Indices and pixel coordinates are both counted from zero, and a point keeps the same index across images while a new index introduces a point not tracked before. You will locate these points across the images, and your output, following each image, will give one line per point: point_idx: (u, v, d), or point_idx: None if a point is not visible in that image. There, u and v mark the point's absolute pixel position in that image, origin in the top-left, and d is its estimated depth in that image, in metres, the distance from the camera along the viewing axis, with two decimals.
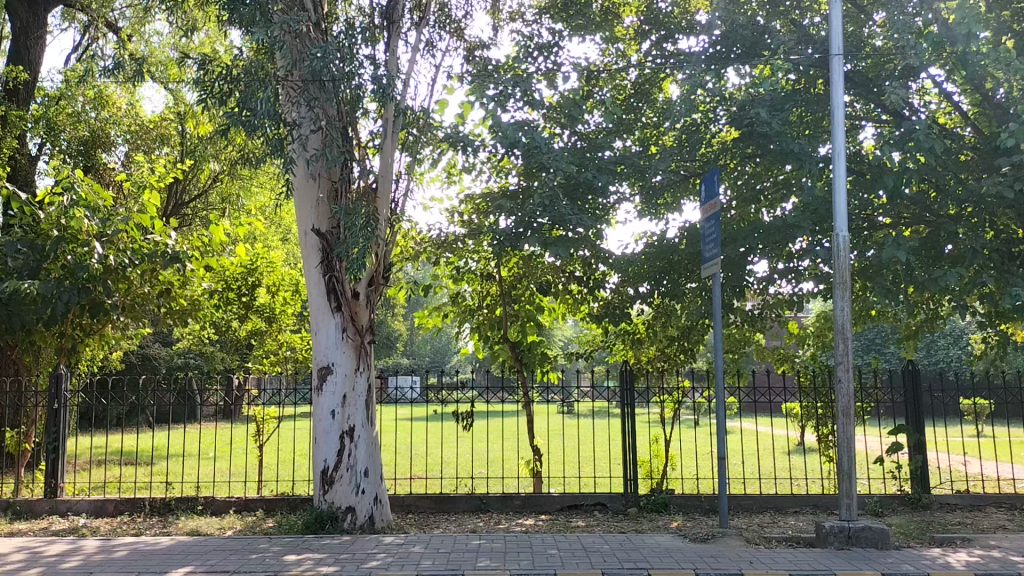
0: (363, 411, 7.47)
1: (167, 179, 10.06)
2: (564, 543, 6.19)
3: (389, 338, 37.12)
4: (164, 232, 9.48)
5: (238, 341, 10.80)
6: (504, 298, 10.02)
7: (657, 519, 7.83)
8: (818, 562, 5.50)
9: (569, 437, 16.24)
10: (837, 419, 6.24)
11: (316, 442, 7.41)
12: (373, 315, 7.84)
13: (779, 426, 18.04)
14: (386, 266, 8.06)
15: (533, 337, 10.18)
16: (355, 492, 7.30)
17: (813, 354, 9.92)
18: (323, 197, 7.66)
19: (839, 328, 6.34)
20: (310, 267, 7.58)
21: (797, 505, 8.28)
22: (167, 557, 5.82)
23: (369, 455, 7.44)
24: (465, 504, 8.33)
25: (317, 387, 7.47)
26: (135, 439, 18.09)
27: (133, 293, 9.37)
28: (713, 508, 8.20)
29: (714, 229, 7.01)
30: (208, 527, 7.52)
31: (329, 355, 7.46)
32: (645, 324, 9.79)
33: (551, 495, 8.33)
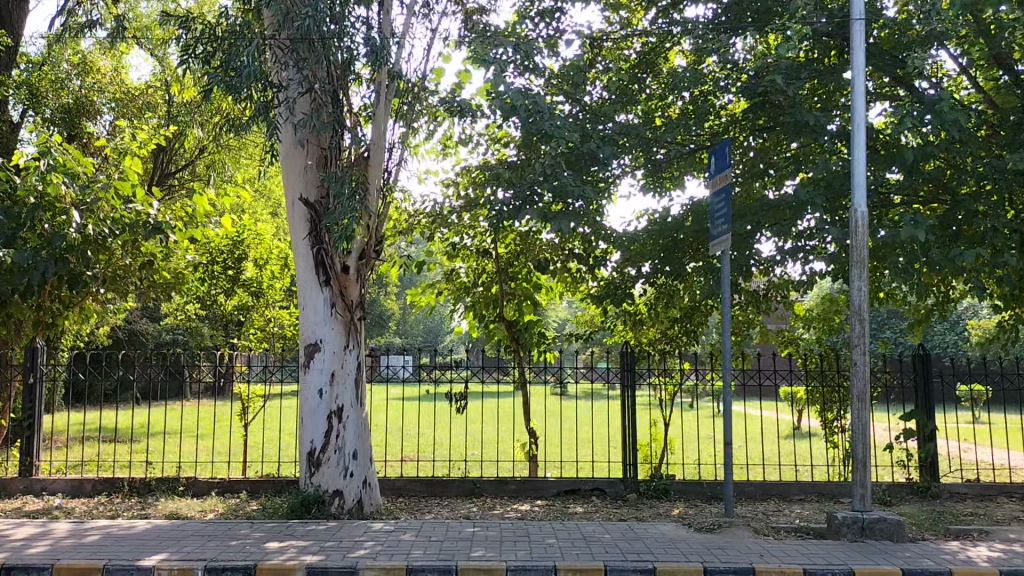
0: (352, 391, 7.13)
1: (151, 145, 9.62)
2: (563, 531, 5.88)
3: (381, 317, 36.78)
4: (146, 201, 9.08)
5: (225, 317, 10.43)
6: (500, 276, 9.65)
7: (657, 505, 7.54)
8: (833, 556, 5.20)
9: (564, 420, 15.96)
10: (851, 405, 5.94)
11: (302, 423, 7.06)
12: (363, 290, 7.48)
13: (776, 410, 17.80)
14: (378, 239, 7.69)
15: (531, 317, 9.78)
16: (343, 475, 6.97)
17: (818, 337, 9.59)
18: (312, 164, 7.28)
19: (856, 309, 6.01)
20: (297, 238, 7.21)
21: (803, 493, 8.01)
22: (141, 543, 5.47)
23: (358, 436, 7.11)
24: (458, 487, 8.02)
25: (304, 365, 7.11)
26: (121, 416, 17.76)
27: (114, 265, 8.96)
28: (716, 495, 7.91)
29: (724, 205, 6.64)
30: (189, 509, 7.19)
31: (316, 331, 7.10)
32: (647, 304, 9.47)
33: (547, 480, 8.03)
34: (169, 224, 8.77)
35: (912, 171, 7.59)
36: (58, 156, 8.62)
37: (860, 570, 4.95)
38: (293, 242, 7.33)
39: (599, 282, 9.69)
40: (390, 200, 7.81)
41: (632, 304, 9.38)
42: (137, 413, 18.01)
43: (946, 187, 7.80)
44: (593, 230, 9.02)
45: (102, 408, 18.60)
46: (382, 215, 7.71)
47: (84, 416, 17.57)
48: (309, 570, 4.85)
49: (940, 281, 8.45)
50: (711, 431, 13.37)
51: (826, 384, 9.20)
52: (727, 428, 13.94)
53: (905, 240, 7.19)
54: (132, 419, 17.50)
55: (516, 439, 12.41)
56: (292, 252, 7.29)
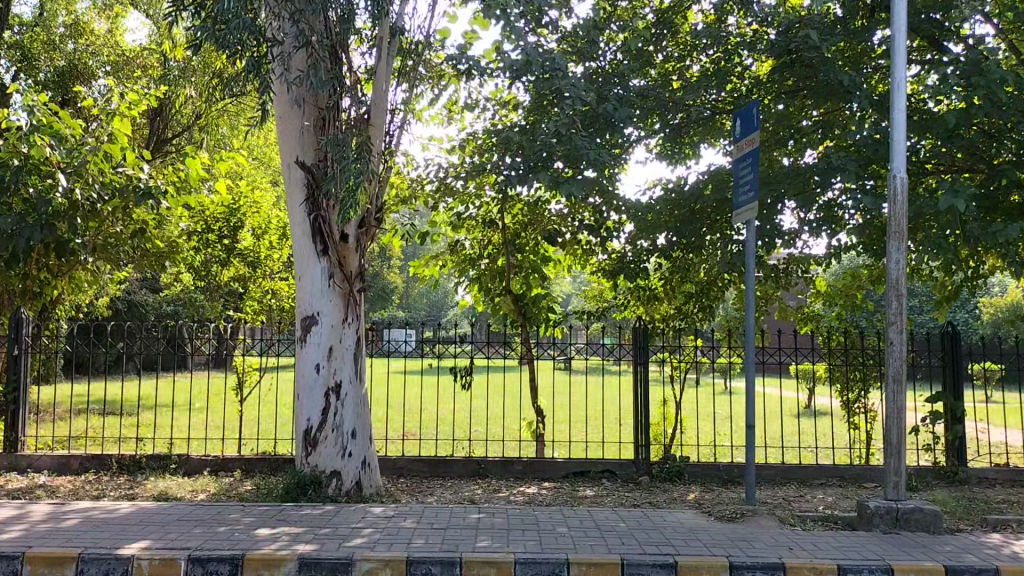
0: (351, 366, 6.73)
1: (142, 106, 9.17)
2: (574, 518, 5.50)
3: (384, 291, 36.44)
4: (136, 165, 8.65)
5: (220, 288, 10.02)
6: (507, 247, 9.22)
7: (671, 489, 7.17)
8: (868, 551, 4.84)
9: (569, 397, 15.59)
10: (886, 386, 5.55)
11: (299, 400, 6.67)
12: (364, 260, 7.06)
13: (785, 388, 17.44)
14: (379, 206, 7.25)
15: (538, 290, 9.40)
16: (342, 455, 6.59)
17: (839, 314, 9.15)
18: (309, 125, 6.83)
19: (892, 283, 5.63)
20: (294, 204, 6.78)
21: (824, 476, 7.64)
22: (123, 528, 5.10)
23: (357, 415, 6.72)
24: (462, 468, 7.65)
25: (300, 338, 6.72)
26: (118, 389, 17.46)
27: (104, 233, 8.59)
28: (732, 479, 7.53)
29: (751, 170, 6.16)
30: (180, 489, 6.83)
31: (313, 303, 6.69)
32: (661, 279, 9.04)
33: (555, 461, 7.66)
34: (162, 189, 8.33)
35: (948, 137, 7.12)
36: (44, 117, 8.19)
37: (899, 565, 4.59)
38: (289, 208, 6.90)
39: (610, 255, 9.24)
40: (392, 165, 7.36)
41: (645, 278, 8.95)
42: (135, 386, 17.71)
43: (983, 155, 7.35)
44: (603, 199, 8.57)
45: (99, 381, 18.30)
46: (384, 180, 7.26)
47: (81, 389, 17.27)
48: (302, 561, 4.47)
49: (971, 255, 8.01)
50: (721, 410, 13.00)
51: (847, 363, 8.79)
52: (737, 407, 13.55)
53: (942, 211, 6.74)
54: (130, 392, 17.19)
55: (520, 416, 12.04)
56: (289, 219, 6.86)
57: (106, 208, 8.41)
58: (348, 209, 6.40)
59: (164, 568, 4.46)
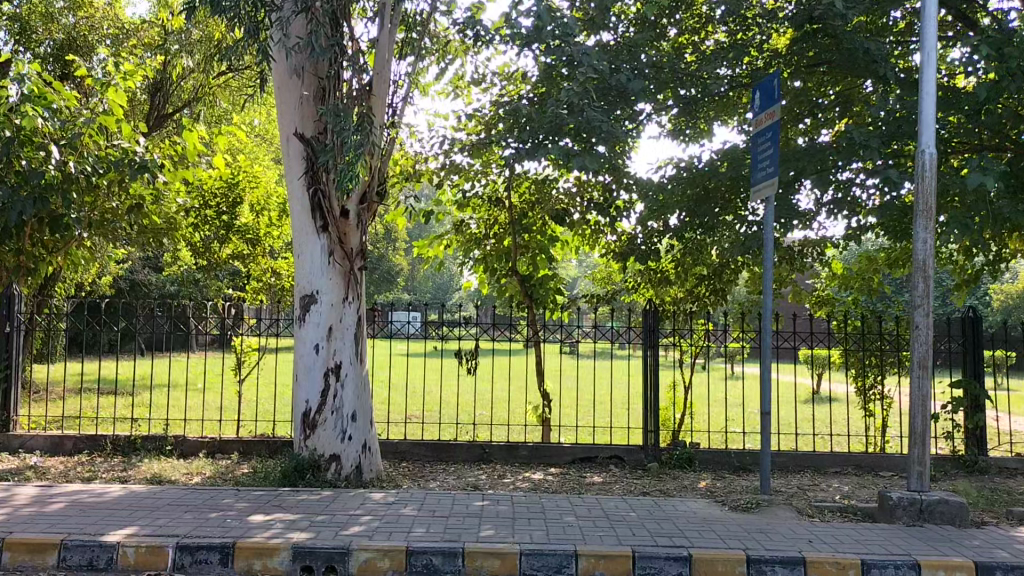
0: (352, 347, 6.50)
1: (139, 76, 8.88)
2: (582, 507, 5.27)
3: (390, 273, 36.20)
4: (132, 138, 8.38)
5: (219, 266, 9.78)
6: (513, 226, 8.94)
7: (682, 477, 6.93)
8: (893, 545, 4.60)
9: (575, 381, 15.35)
10: (911, 372, 5.29)
11: (297, 381, 6.44)
12: (365, 237, 6.80)
13: (796, 375, 17.17)
14: (382, 181, 6.97)
15: (545, 271, 9.12)
16: (341, 438, 6.36)
17: (855, 299, 8.87)
18: (309, 95, 6.56)
19: (920, 263, 5.37)
20: (293, 178, 6.52)
21: (839, 465, 7.43)
22: (111, 513, 4.89)
23: (357, 397, 6.49)
24: (465, 453, 7.43)
25: (299, 317, 6.47)
26: (121, 369, 17.30)
27: (99, 208, 8.37)
28: (745, 466, 7.29)
29: (771, 145, 5.87)
30: (174, 472, 6.62)
31: (313, 281, 6.44)
32: (673, 261, 8.77)
33: (561, 447, 7.43)
34: (158, 163, 8.09)
35: (976, 114, 6.82)
36: (36, 87, 7.92)
37: (927, 561, 4.35)
38: (288, 182, 6.65)
39: (620, 235, 8.96)
40: (396, 139, 7.09)
41: (656, 260, 8.67)
42: (137, 366, 17.54)
43: (1011, 132, 7.06)
44: (613, 177, 8.28)
45: (102, 360, 18.15)
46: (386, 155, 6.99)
47: (83, 367, 17.11)
48: (295, 550, 4.25)
49: (996, 238, 7.72)
50: (731, 395, 12.74)
51: (864, 348, 8.53)
52: (747, 392, 13.29)
53: (969, 189, 6.45)
54: (132, 371, 17.02)
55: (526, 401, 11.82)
56: (288, 193, 6.60)
57: (102, 182, 8.20)
58: (348, 183, 6.14)
59: (150, 556, 4.24)
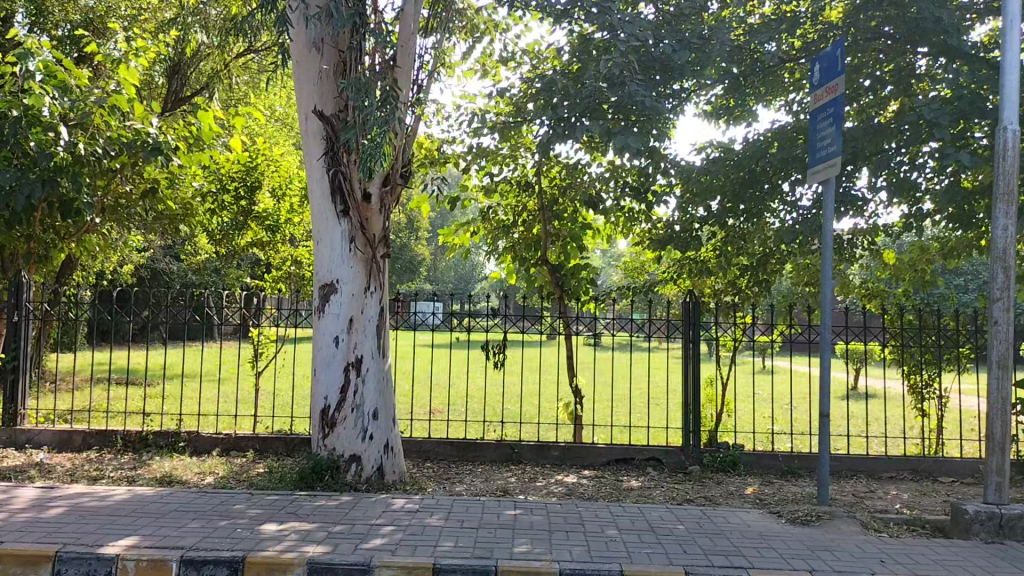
0: (374, 340, 6.07)
1: (153, 53, 8.49)
2: (624, 517, 4.84)
3: (412, 264, 35.80)
4: (145, 119, 7.99)
5: (237, 253, 9.40)
6: (544, 213, 8.48)
7: (726, 481, 6.48)
8: (976, 567, 4.12)
9: (602, 376, 14.90)
10: (989, 372, 4.80)
11: (315, 376, 6.03)
12: (389, 223, 6.36)
13: (829, 372, 16.63)
14: (406, 163, 6.53)
15: (577, 261, 8.66)
16: (362, 438, 5.94)
17: (906, 291, 8.41)
18: (329, 70, 6.13)
19: (999, 252, 4.86)
20: (312, 159, 6.10)
21: (893, 470, 6.97)
22: (112, 519, 4.50)
23: (379, 394, 6.06)
24: (494, 453, 7.02)
25: (318, 308, 6.06)
26: (140, 359, 17.03)
27: (112, 191, 8.00)
28: (792, 470, 6.84)
29: (834, 123, 5.38)
30: (185, 472, 6.24)
31: (332, 269, 6.03)
32: (713, 250, 8.30)
33: (595, 447, 6.99)
34: (173, 144, 7.69)
35: None
36: (45, 64, 7.54)
37: None
38: (307, 164, 6.23)
39: (656, 223, 8.47)
40: (421, 119, 6.65)
41: (696, 249, 8.17)
42: (156, 356, 17.26)
43: None
44: (651, 161, 7.79)
45: (121, 350, 17.90)
46: (410, 135, 6.54)
47: (101, 357, 16.84)
48: (311, 566, 3.83)
49: None
50: (766, 393, 12.25)
51: (915, 342, 8.06)
52: (782, 390, 12.80)
53: None
54: (151, 361, 16.74)
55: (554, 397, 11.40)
56: (307, 175, 6.19)
57: (114, 165, 7.81)
58: (371, 163, 5.71)
59: (152, 571, 3.84)
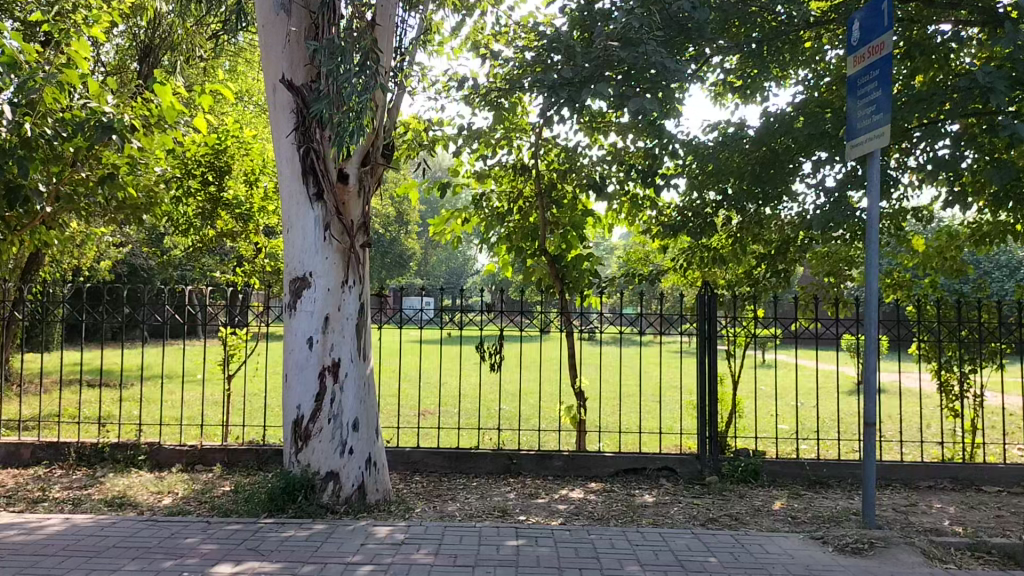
0: (353, 340, 5.34)
1: (107, 22, 7.69)
2: (644, 547, 4.14)
3: (402, 258, 34.95)
4: (99, 96, 7.18)
5: (209, 244, 8.63)
6: (541, 199, 7.75)
7: (750, 495, 5.80)
8: None
9: (601, 373, 14.20)
10: None
11: (287, 382, 5.30)
12: (369, 207, 5.62)
13: (837, 370, 15.93)
14: (388, 140, 5.79)
15: (577, 251, 7.93)
16: (340, 452, 5.21)
17: (933, 281, 7.73)
18: (297, 33, 5.38)
19: None
20: (281, 135, 5.37)
21: (932, 478, 6.30)
22: (35, 560, 3.76)
23: (360, 402, 5.33)
24: (490, 464, 6.33)
25: (289, 304, 5.33)
26: (117, 358, 16.26)
27: (66, 177, 7.19)
28: (820, 480, 6.17)
29: (879, 85, 4.61)
30: (139, 493, 5.52)
31: (305, 260, 5.30)
32: (727, 237, 7.59)
33: (603, 457, 6.31)
34: (131, 122, 6.88)
35: None
36: None
37: None
38: (275, 141, 5.49)
39: (664, 208, 7.75)
40: (405, 89, 5.90)
41: (708, 237, 7.47)
42: (134, 355, 16.51)
43: None
44: (661, 140, 7.07)
45: (99, 350, 17.14)
46: (392, 108, 5.80)
47: (75, 357, 16.00)
48: None
49: None
50: (775, 395, 11.58)
51: (946, 336, 7.40)
52: (792, 391, 12.13)
53: None
54: (129, 361, 15.98)
55: (552, 400, 10.70)
56: (276, 154, 5.46)
57: (67, 147, 7.01)
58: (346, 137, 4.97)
59: None
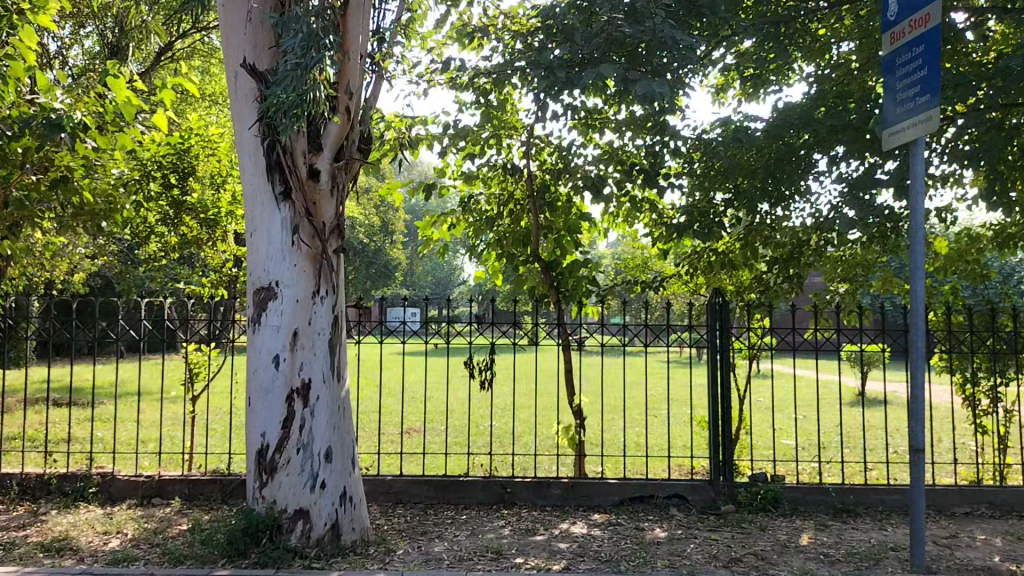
0: (326, 359, 4.71)
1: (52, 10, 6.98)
2: None
3: (388, 269, 34.26)
4: (47, 90, 6.45)
5: (174, 252, 7.98)
6: (534, 202, 7.07)
7: (772, 527, 5.21)
8: None
9: (596, 388, 13.59)
10: None
11: (250, 407, 4.65)
12: (343, 208, 4.99)
13: (837, 384, 15.43)
14: (364, 132, 5.16)
15: (573, 257, 7.30)
16: (310, 486, 4.58)
17: (954, 287, 7.19)
18: (261, 12, 4.75)
19: None
20: (243, 128, 4.75)
21: (968, 504, 5.72)
22: None
23: (333, 429, 4.70)
24: (481, 493, 5.71)
25: (253, 318, 4.69)
26: (89, 373, 15.52)
27: (16, 181, 6.42)
28: (847, 508, 5.58)
29: (923, 65, 3.98)
30: (84, 534, 4.87)
31: (270, 268, 4.67)
32: (734, 241, 7.03)
33: (605, 484, 5.70)
34: (83, 118, 6.16)
35: None
36: None
37: None
38: (237, 133, 4.85)
39: (666, 211, 7.19)
40: (383, 75, 5.30)
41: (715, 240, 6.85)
42: (107, 371, 15.76)
43: None
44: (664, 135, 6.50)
45: (70, 365, 16.40)
46: (369, 98, 5.19)
47: (44, 372, 15.25)
48: None
49: None
50: (779, 413, 10.99)
51: (972, 348, 6.83)
52: (795, 406, 11.55)
53: None
54: (101, 377, 15.23)
55: (544, 419, 10.07)
56: (237, 149, 4.85)
57: (14, 148, 6.29)
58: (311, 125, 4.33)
59: None
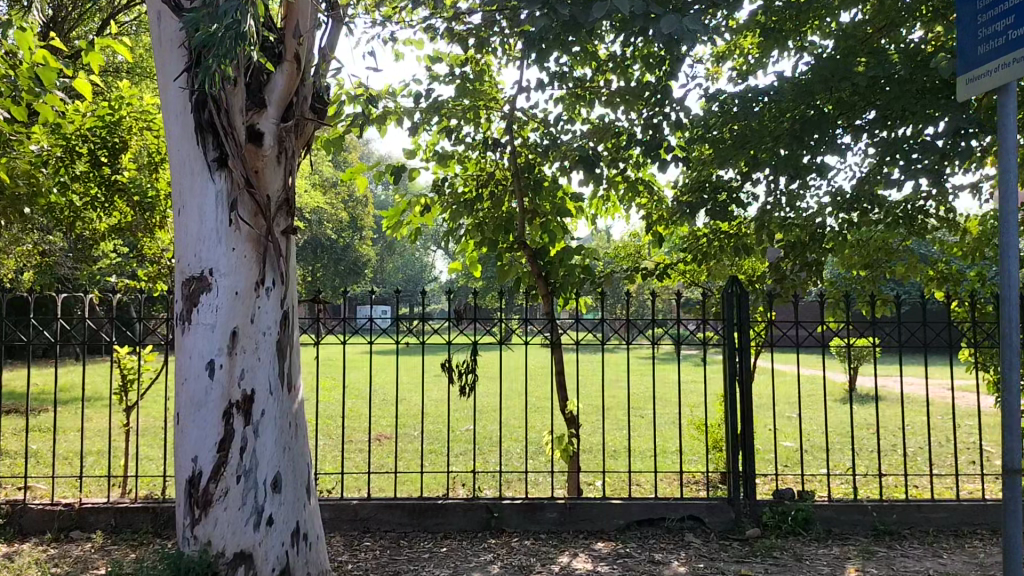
0: (273, 365, 3.83)
1: None
2: None
3: (358, 267, 33.12)
4: None
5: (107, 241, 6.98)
6: (517, 181, 6.14)
7: (810, 555, 4.42)
8: None
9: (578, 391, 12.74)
10: None
11: (177, 425, 3.73)
12: (292, 179, 4.10)
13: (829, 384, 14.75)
14: (318, 89, 4.25)
15: (562, 245, 6.42)
16: (255, 522, 3.71)
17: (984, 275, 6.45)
18: None
19: None
20: (170, 80, 3.82)
21: None
22: None
23: (281, 452, 3.83)
24: (463, 519, 4.87)
25: (181, 313, 3.76)
26: (33, 380, 14.35)
27: None
28: (889, 529, 4.81)
29: None
30: None
31: (202, 253, 3.74)
32: (746, 226, 6.23)
33: (608, 506, 4.87)
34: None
35: None
36: None
37: None
38: (162, 88, 3.90)
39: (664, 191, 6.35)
40: (339, 20, 4.40)
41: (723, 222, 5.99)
42: (53, 376, 14.60)
43: None
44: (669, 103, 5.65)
45: (12, 371, 15.16)
46: (324, 50, 4.29)
47: None
48: None
49: None
50: (774, 417, 10.34)
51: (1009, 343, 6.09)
52: (789, 407, 10.93)
53: None
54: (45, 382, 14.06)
55: (528, 424, 9.27)
56: (162, 107, 3.94)
57: None
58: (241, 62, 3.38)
59: None
